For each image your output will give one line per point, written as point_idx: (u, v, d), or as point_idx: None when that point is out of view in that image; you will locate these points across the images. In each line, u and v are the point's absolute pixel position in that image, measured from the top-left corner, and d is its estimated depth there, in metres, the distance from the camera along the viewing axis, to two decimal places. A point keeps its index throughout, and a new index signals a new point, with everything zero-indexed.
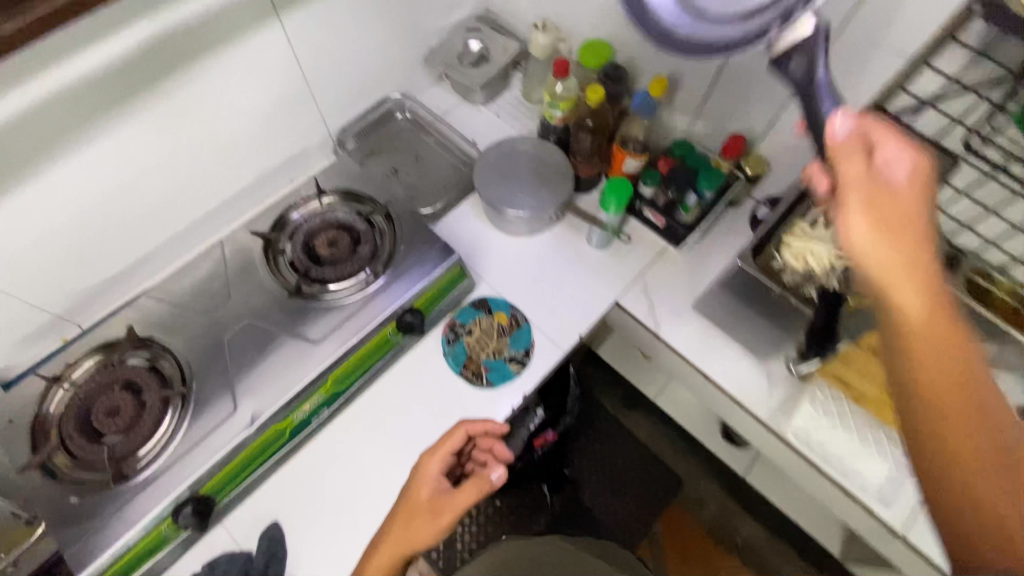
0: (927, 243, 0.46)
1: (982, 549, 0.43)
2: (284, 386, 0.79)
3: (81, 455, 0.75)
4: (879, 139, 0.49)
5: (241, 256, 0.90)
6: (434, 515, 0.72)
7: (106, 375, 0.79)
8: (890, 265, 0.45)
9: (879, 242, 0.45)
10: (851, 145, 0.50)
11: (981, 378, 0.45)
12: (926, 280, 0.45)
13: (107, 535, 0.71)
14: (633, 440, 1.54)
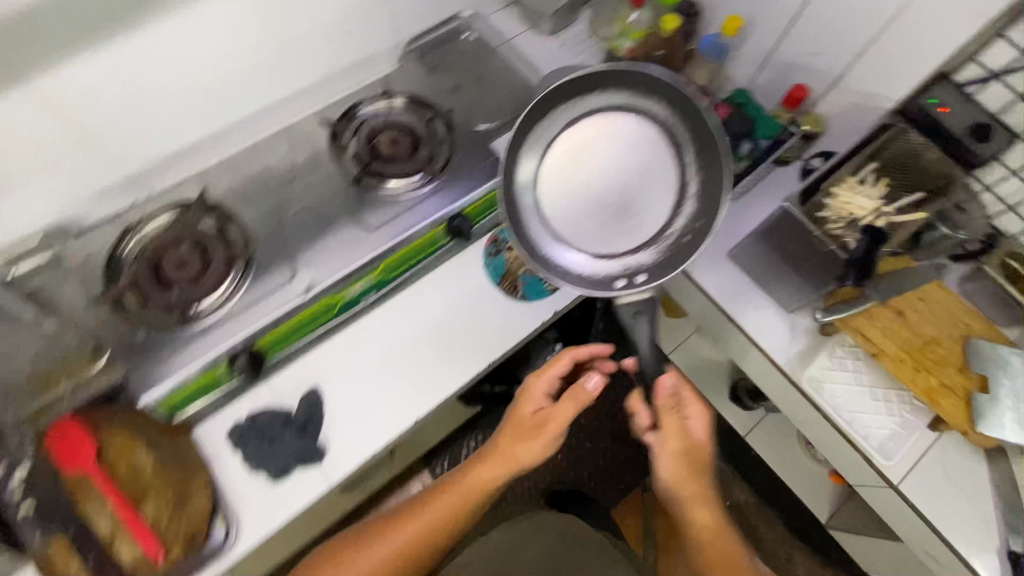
0: (699, 472, 0.83)
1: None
2: (339, 263, 0.85)
3: (150, 295, 0.82)
4: (692, 406, 0.84)
5: (309, 146, 0.96)
6: (539, 427, 0.85)
7: (177, 230, 0.86)
8: (675, 477, 0.82)
9: (667, 458, 0.82)
10: (670, 411, 0.82)
11: (720, 528, 0.82)
12: (704, 505, 0.82)
13: (171, 366, 0.78)
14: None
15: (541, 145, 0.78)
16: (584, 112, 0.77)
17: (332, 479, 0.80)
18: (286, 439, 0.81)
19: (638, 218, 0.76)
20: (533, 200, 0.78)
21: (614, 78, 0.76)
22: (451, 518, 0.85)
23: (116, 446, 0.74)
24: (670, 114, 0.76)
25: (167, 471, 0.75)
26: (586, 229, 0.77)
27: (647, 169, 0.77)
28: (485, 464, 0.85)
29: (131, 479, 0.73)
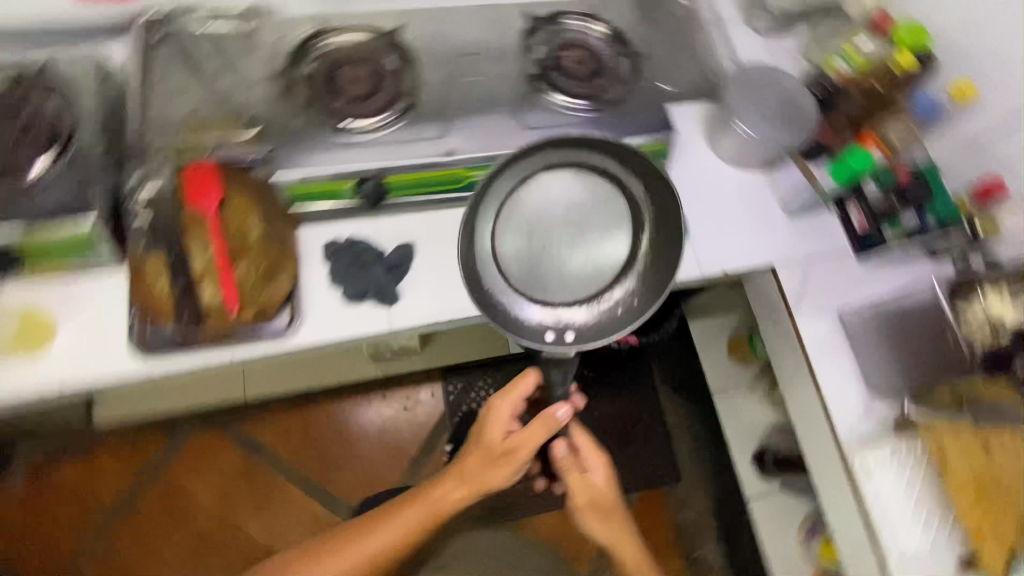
0: (608, 502, 0.96)
1: None
2: (487, 141, 0.86)
3: (318, 94, 0.88)
4: (589, 450, 0.94)
5: (505, 23, 0.95)
6: (507, 453, 0.91)
7: (365, 52, 0.92)
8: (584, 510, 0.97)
9: (578, 494, 0.96)
10: (571, 468, 0.95)
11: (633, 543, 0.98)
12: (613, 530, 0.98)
13: (306, 161, 0.83)
14: (661, 419, 1.57)
15: (512, 189, 0.83)
16: (548, 160, 0.83)
17: (393, 325, 0.84)
18: (372, 271, 0.85)
19: (587, 278, 0.81)
20: (494, 232, 0.83)
21: (594, 145, 0.83)
22: (425, 515, 0.94)
23: (233, 202, 0.80)
24: (639, 190, 0.83)
25: (269, 243, 0.81)
26: (534, 275, 0.81)
27: (603, 236, 0.82)
28: (451, 482, 0.95)
29: (236, 236, 0.79)
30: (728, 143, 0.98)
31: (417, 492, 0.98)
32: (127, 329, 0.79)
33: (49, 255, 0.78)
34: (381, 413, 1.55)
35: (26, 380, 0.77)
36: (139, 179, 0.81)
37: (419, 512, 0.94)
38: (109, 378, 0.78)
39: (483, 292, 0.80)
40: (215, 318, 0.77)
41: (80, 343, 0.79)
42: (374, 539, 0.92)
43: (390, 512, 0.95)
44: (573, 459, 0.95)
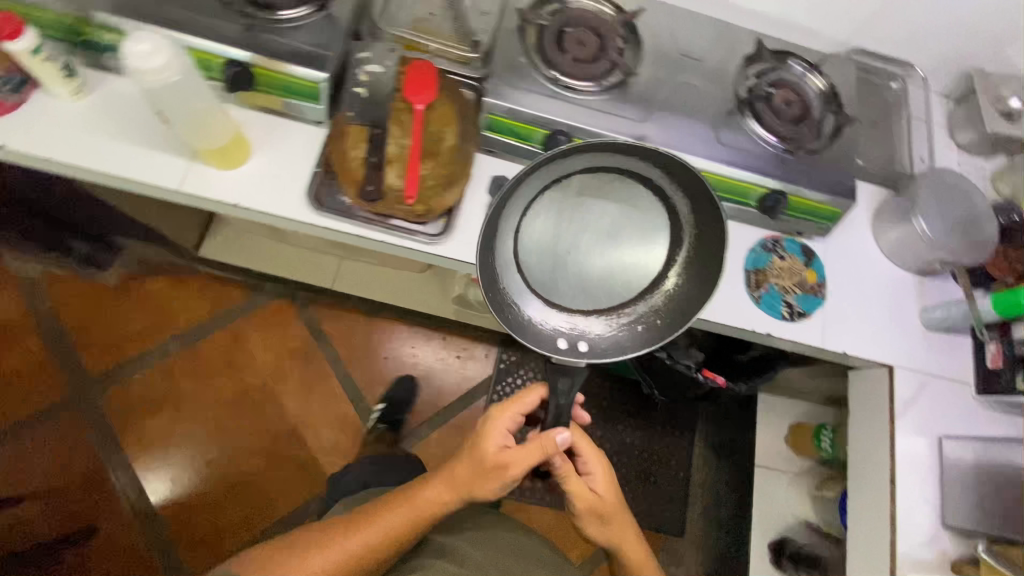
0: (611, 506, 0.87)
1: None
2: (682, 142, 0.87)
3: (541, 44, 0.89)
4: (588, 456, 0.84)
5: (731, 40, 0.95)
6: (500, 470, 0.74)
7: (596, 19, 0.91)
8: (588, 512, 0.87)
9: (580, 499, 0.85)
10: (567, 473, 0.82)
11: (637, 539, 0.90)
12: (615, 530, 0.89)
13: (510, 97, 0.85)
14: (686, 471, 1.54)
15: (548, 182, 0.77)
16: (594, 157, 0.76)
17: None
18: None
19: (608, 288, 0.79)
20: (520, 224, 0.78)
21: (630, 148, 0.75)
22: (401, 526, 0.76)
23: (437, 110, 0.85)
24: (682, 208, 0.78)
25: (455, 157, 0.85)
26: (556, 277, 0.78)
27: (634, 247, 0.80)
28: (433, 488, 0.78)
29: (430, 138, 0.84)
30: (895, 234, 0.97)
31: (397, 495, 0.79)
32: (307, 180, 0.85)
33: (267, 88, 0.83)
34: (437, 353, 1.60)
35: (206, 188, 0.82)
36: (366, 57, 0.86)
37: (397, 519, 0.77)
38: (275, 217, 0.83)
39: (499, 292, 0.76)
40: (390, 202, 0.82)
41: (261, 175, 0.84)
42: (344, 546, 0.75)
43: (364, 513, 0.78)
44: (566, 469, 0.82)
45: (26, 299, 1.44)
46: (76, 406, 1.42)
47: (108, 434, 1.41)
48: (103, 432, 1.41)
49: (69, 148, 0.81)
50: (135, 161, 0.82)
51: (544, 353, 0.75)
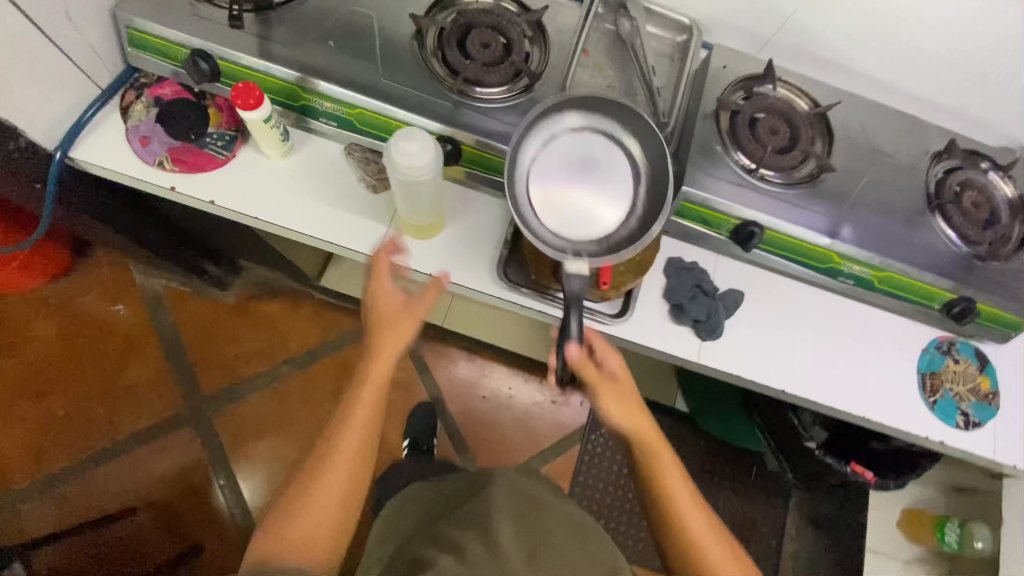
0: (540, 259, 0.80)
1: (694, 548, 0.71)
2: (877, 242, 0.85)
3: (734, 129, 0.88)
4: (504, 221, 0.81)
5: (915, 135, 0.93)
6: (409, 323, 0.74)
7: (789, 106, 0.90)
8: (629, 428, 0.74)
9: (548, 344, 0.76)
10: (596, 377, 0.73)
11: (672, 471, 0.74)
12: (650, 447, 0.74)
13: (706, 186, 0.84)
14: (777, 540, 1.47)
15: (532, 138, 0.77)
16: (561, 113, 0.79)
17: (701, 359, 0.86)
18: (708, 301, 0.85)
19: (600, 214, 0.76)
20: (523, 160, 0.76)
21: (591, 101, 0.78)
22: (368, 427, 0.72)
23: None
24: (637, 146, 0.79)
25: None
26: (554, 207, 0.75)
27: (619, 186, 0.78)
28: (382, 330, 0.74)
29: None
30: None
31: (356, 383, 0.74)
32: (496, 255, 0.87)
33: (468, 163, 0.85)
34: (533, 396, 1.59)
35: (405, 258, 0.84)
36: None
37: (358, 416, 0.72)
38: (466, 289, 0.86)
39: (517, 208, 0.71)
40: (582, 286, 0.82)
41: (454, 247, 0.86)
42: (335, 472, 0.69)
43: (331, 429, 0.72)
44: (591, 365, 0.72)
45: (149, 313, 1.49)
46: (190, 421, 1.45)
47: (218, 451, 1.45)
48: (212, 446, 1.45)
49: (277, 208, 0.84)
50: (337, 225, 0.84)
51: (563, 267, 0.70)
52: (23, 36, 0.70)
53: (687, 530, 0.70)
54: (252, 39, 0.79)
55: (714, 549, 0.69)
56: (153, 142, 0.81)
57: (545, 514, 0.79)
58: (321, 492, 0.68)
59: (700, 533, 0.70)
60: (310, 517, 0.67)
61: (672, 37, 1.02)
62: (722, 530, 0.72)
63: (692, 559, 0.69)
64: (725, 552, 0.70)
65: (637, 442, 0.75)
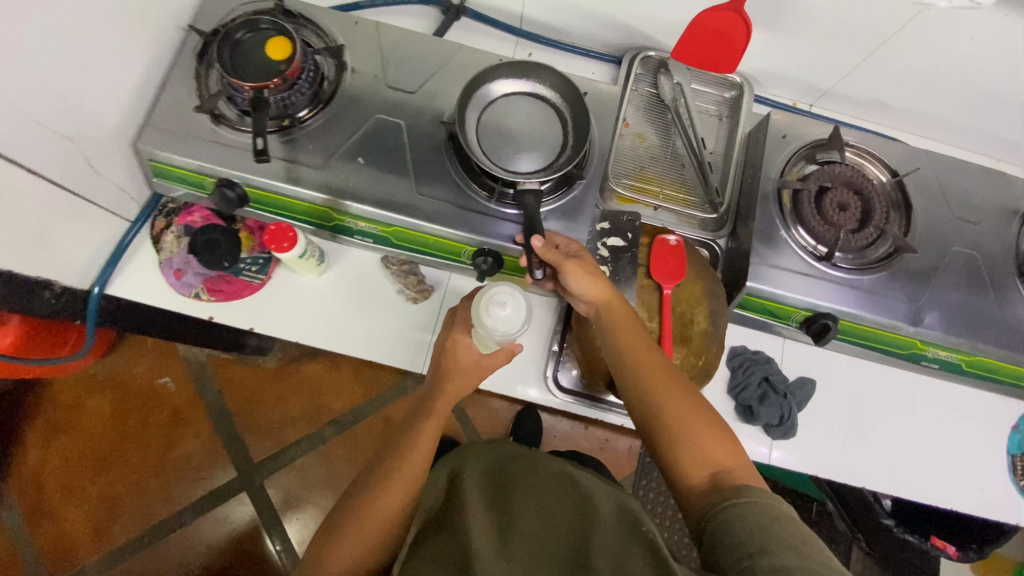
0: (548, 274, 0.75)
1: (686, 431, 0.59)
2: (967, 325, 0.77)
3: (800, 208, 0.80)
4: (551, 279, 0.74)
5: (1004, 193, 0.84)
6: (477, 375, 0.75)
7: (857, 175, 0.82)
8: (604, 295, 0.68)
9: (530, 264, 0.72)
10: (558, 258, 0.67)
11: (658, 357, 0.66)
12: (630, 326, 0.67)
13: (774, 279, 0.77)
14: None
15: (467, 109, 0.76)
16: (491, 78, 0.77)
17: (771, 459, 0.81)
18: (779, 401, 0.79)
19: (535, 149, 0.76)
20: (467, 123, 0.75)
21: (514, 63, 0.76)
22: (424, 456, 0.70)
23: (684, 290, 0.79)
24: (557, 94, 0.78)
25: (707, 343, 0.77)
26: (496, 153, 0.75)
27: (552, 132, 0.77)
28: (449, 396, 0.75)
29: (680, 323, 0.78)
30: None
31: (420, 417, 0.74)
32: (543, 359, 0.85)
33: (510, 269, 0.80)
34: (579, 442, 1.55)
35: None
36: (604, 227, 0.81)
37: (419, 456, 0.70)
38: (518, 397, 0.84)
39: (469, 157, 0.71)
40: None
41: None
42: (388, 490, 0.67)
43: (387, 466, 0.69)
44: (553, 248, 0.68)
45: (195, 382, 1.51)
46: (242, 487, 1.46)
47: (271, 514, 1.45)
48: (265, 511, 1.46)
49: (318, 330, 0.82)
50: (380, 341, 0.82)
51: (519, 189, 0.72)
52: (49, 197, 0.67)
53: (652, 392, 0.62)
54: (278, 164, 0.75)
55: (679, 403, 0.61)
56: (187, 274, 0.79)
57: (515, 494, 0.69)
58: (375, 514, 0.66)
59: (667, 395, 0.62)
60: (358, 530, 0.65)
61: (718, 93, 0.93)
62: (690, 385, 0.63)
63: (656, 418, 0.61)
64: (687, 402, 0.61)
65: (599, 308, 0.69)
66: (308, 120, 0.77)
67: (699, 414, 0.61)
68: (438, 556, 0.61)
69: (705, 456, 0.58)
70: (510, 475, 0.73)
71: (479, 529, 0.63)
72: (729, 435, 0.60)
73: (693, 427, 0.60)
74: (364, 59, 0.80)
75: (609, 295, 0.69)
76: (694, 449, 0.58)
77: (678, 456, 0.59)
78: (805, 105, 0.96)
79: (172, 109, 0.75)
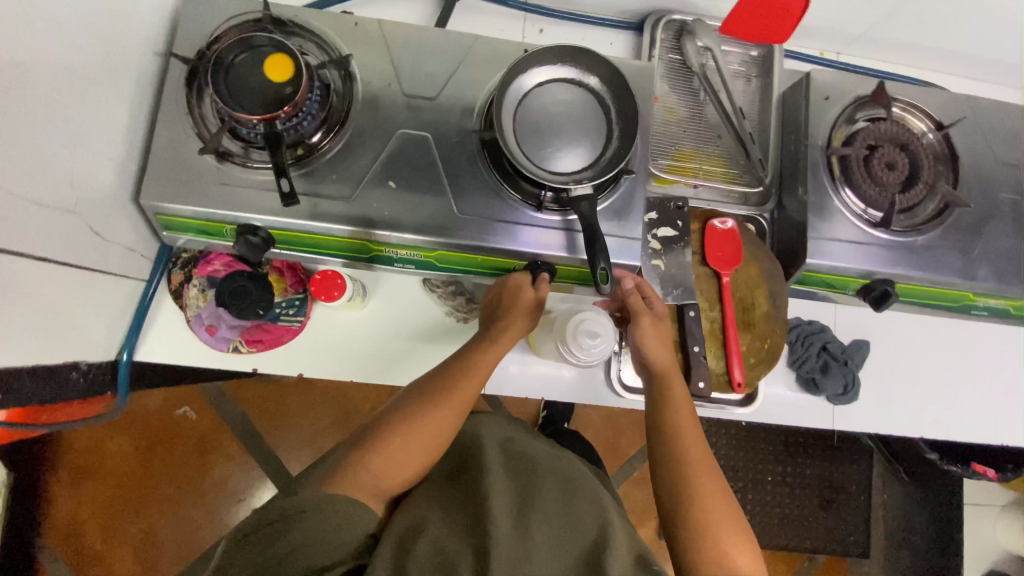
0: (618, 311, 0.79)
1: (712, 525, 0.61)
2: (1019, 273, 0.77)
3: (851, 173, 0.77)
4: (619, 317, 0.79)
5: None
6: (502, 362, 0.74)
7: (903, 129, 0.79)
8: (664, 362, 0.72)
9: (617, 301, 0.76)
10: (641, 307, 0.72)
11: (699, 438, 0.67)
12: (682, 403, 0.69)
13: (832, 253, 0.75)
14: (867, 493, 1.38)
15: (504, 110, 0.69)
16: (526, 68, 0.70)
17: (832, 424, 0.82)
18: (841, 370, 0.80)
19: (580, 145, 0.70)
20: (505, 124, 0.69)
21: (546, 53, 0.70)
22: (468, 399, 0.69)
23: (742, 275, 0.77)
24: (598, 79, 0.71)
25: (771, 326, 0.77)
26: (537, 154, 0.69)
27: (594, 122, 0.71)
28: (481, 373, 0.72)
29: (741, 307, 0.77)
30: None
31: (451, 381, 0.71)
32: (603, 360, 0.83)
33: (564, 276, 0.77)
34: None
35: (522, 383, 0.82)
36: (652, 218, 0.77)
37: (457, 415, 0.68)
38: (581, 400, 0.83)
39: (510, 159, 0.65)
40: (715, 388, 0.76)
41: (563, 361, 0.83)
42: (431, 420, 0.67)
43: (426, 399, 0.68)
44: (641, 298, 0.73)
45: (215, 407, 1.45)
46: (284, 502, 1.44)
47: None
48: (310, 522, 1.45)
49: (370, 365, 0.78)
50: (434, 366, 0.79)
51: (562, 188, 0.67)
52: (55, 276, 0.60)
53: (690, 461, 0.65)
54: (301, 201, 0.68)
55: (710, 483, 0.63)
56: (221, 329, 0.74)
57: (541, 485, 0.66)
58: (416, 440, 0.66)
59: (701, 485, 0.63)
60: (395, 453, 0.65)
61: (745, 51, 0.87)
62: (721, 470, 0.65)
63: (686, 488, 0.63)
64: (718, 495, 0.63)
65: (657, 376, 0.72)
66: (325, 146, 0.69)
67: (730, 511, 0.62)
68: (454, 534, 0.59)
69: (720, 543, 0.60)
70: (534, 463, 0.70)
71: (500, 515, 0.60)
72: (747, 532, 0.62)
73: (718, 523, 0.61)
74: (373, 65, 0.72)
75: (667, 362, 0.72)
76: (711, 531, 0.61)
77: (697, 548, 0.60)
78: (834, 52, 0.91)
79: (171, 151, 0.67)
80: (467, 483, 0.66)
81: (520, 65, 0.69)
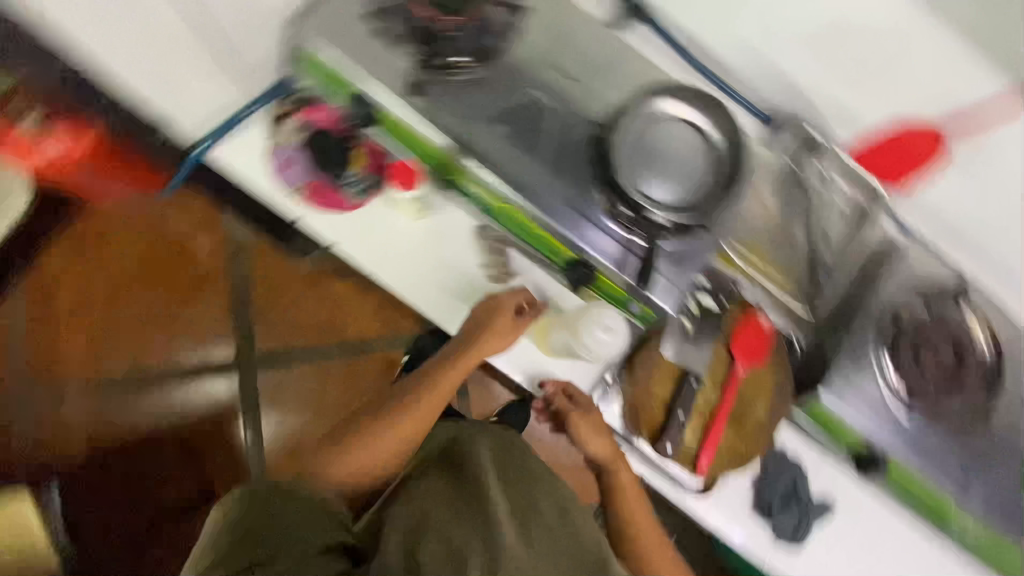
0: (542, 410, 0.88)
1: None
2: (994, 505, 0.79)
3: (903, 344, 0.80)
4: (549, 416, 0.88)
5: None
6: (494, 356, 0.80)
7: (966, 332, 0.82)
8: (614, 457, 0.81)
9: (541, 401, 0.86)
10: (569, 408, 0.81)
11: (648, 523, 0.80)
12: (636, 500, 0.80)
13: (849, 404, 0.78)
14: None
15: (630, 119, 0.74)
16: (666, 96, 0.75)
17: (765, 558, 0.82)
18: (798, 512, 0.81)
19: (677, 183, 0.73)
20: (625, 132, 0.73)
21: (688, 95, 0.75)
22: (431, 409, 0.75)
23: (755, 374, 0.77)
24: (721, 137, 0.75)
25: (757, 435, 0.78)
26: (637, 168, 0.72)
27: (698, 171, 0.74)
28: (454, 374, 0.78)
29: (740, 406, 0.78)
30: None
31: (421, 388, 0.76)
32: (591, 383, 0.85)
33: (600, 289, 0.78)
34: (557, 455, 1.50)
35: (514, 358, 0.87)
36: (702, 284, 0.78)
37: (422, 418, 0.75)
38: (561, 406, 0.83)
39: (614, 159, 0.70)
40: (679, 460, 0.79)
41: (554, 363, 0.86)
42: (395, 430, 0.73)
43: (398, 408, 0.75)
44: (564, 398, 0.83)
45: (227, 253, 1.30)
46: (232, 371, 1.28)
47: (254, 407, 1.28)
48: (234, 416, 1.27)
49: (391, 269, 0.84)
50: (446, 304, 0.85)
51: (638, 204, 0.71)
52: None
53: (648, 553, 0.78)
54: (418, 97, 0.72)
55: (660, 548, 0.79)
56: (291, 170, 0.80)
57: (539, 488, 0.63)
58: (378, 446, 0.72)
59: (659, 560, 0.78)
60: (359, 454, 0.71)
61: (856, 195, 0.84)
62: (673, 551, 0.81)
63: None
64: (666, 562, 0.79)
65: (601, 465, 0.81)
66: (462, 69, 0.74)
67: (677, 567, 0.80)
68: (457, 525, 0.53)
69: None
70: (531, 472, 0.66)
71: (502, 509, 0.56)
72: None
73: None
74: (537, 32, 0.77)
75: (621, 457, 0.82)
76: None
77: None
78: (929, 237, 0.87)
79: (340, 9, 0.72)
80: (466, 475, 0.62)
81: (664, 95, 0.74)
